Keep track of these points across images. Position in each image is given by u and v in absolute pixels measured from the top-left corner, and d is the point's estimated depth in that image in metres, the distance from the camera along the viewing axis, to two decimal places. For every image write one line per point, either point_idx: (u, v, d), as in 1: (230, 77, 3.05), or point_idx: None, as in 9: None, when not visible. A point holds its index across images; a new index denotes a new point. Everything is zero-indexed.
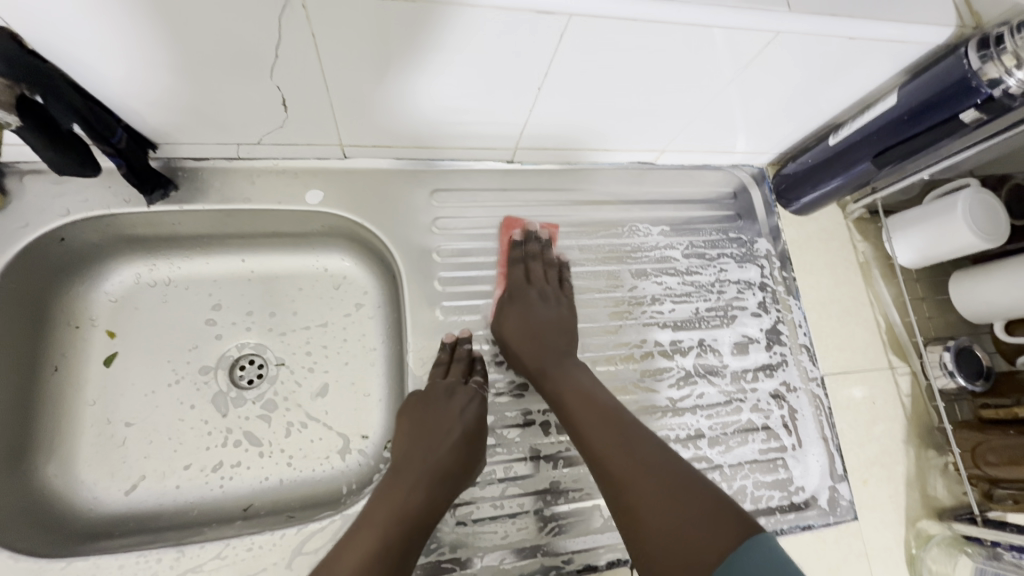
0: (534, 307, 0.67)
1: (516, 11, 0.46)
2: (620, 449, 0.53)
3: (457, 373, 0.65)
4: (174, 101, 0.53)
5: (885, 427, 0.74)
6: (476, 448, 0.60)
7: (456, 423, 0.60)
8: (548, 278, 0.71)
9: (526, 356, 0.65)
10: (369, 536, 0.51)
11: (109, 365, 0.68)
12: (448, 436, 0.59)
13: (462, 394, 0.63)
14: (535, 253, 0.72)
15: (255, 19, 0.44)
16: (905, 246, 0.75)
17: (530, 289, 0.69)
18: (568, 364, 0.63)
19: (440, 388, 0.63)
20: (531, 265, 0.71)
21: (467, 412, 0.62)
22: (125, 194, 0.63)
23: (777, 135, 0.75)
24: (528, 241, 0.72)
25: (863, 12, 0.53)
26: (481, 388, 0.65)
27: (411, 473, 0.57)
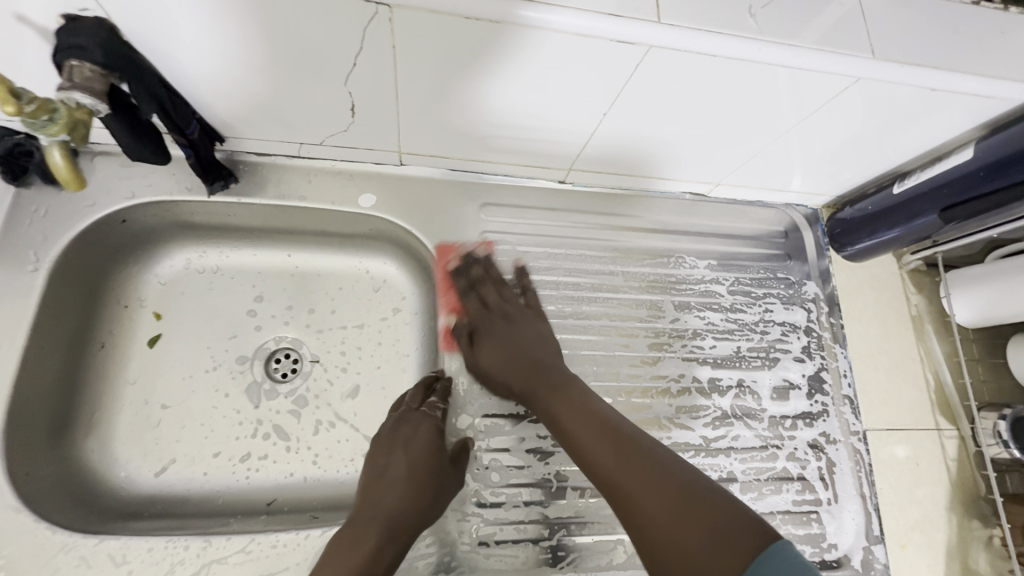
0: (503, 330, 0.65)
1: (595, 39, 0.46)
2: (618, 461, 0.51)
3: (412, 401, 0.64)
4: (248, 98, 0.54)
5: (928, 491, 0.71)
6: (430, 482, 0.58)
7: (404, 457, 0.59)
8: (505, 296, 0.68)
9: (512, 379, 0.62)
10: None
11: (152, 346, 0.69)
12: (396, 473, 0.58)
13: (409, 425, 0.61)
14: (480, 275, 0.69)
15: (339, 26, 0.45)
16: (964, 304, 0.72)
17: (493, 315, 0.66)
18: (557, 376, 0.60)
19: (390, 423, 0.62)
20: (483, 291, 0.68)
21: (415, 442, 0.60)
22: (188, 182, 0.64)
23: (836, 178, 0.73)
24: (467, 265, 0.69)
25: (949, 65, 0.51)
26: (436, 411, 0.63)
27: (361, 520, 0.54)
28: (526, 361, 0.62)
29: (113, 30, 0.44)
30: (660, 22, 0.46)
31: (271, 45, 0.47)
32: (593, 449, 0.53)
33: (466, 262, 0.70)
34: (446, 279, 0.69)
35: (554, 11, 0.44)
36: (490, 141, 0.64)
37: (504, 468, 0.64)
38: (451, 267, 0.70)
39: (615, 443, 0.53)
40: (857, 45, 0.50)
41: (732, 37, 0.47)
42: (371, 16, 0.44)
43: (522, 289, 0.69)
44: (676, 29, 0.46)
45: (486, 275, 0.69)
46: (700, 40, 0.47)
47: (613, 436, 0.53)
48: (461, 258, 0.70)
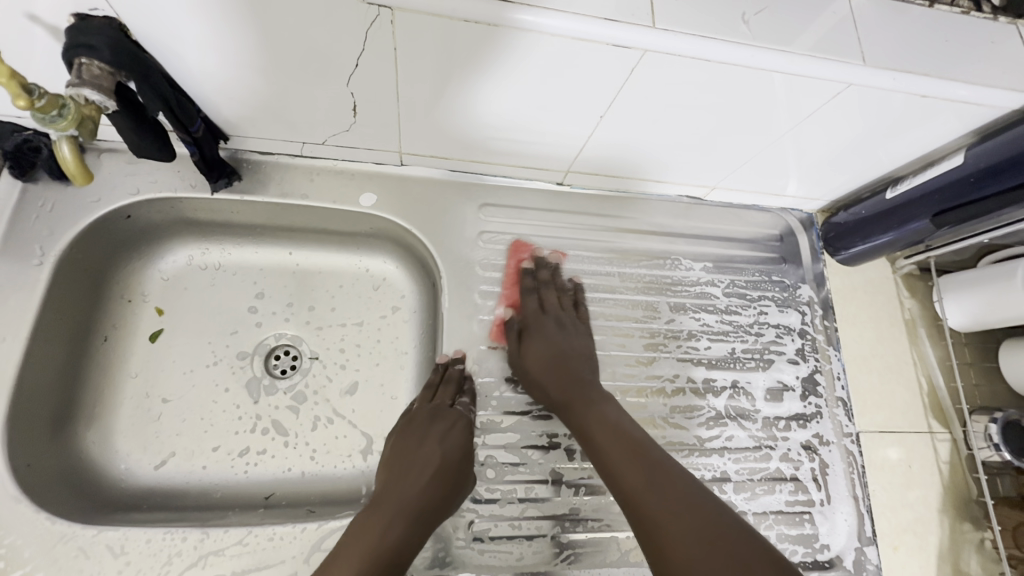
0: (554, 335, 0.67)
1: (592, 44, 0.47)
2: (650, 487, 0.52)
3: (445, 396, 0.65)
4: (251, 97, 0.55)
5: (921, 493, 0.71)
6: (456, 478, 0.59)
7: (439, 449, 0.60)
8: (563, 305, 0.70)
9: (550, 386, 0.63)
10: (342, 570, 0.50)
11: (154, 341, 0.70)
12: (428, 464, 0.59)
13: (443, 419, 0.63)
14: (545, 278, 0.71)
15: (343, 28, 0.46)
16: (957, 308, 0.73)
17: (547, 318, 0.68)
18: (597, 394, 0.62)
19: (424, 413, 0.64)
20: (543, 294, 0.70)
21: (451, 437, 0.62)
22: (192, 179, 0.65)
23: (831, 183, 0.74)
24: (538, 266, 0.72)
25: (939, 72, 0.52)
26: (468, 412, 0.65)
27: (387, 507, 0.56)
28: (570, 374, 0.64)
29: (122, 29, 0.45)
30: (655, 27, 0.47)
31: (276, 46, 0.48)
32: (625, 472, 0.54)
33: (535, 263, 0.72)
34: (515, 276, 0.72)
35: (553, 16, 0.45)
36: (491, 143, 0.65)
37: (500, 464, 0.64)
38: (525, 265, 0.72)
39: (649, 469, 0.53)
40: (848, 52, 0.51)
41: (727, 43, 0.48)
42: (373, 18, 0.45)
43: (577, 302, 0.71)
44: (672, 34, 0.47)
45: (552, 279, 0.71)
46: (696, 46, 0.48)
47: (646, 462, 0.54)
48: (534, 258, 0.72)
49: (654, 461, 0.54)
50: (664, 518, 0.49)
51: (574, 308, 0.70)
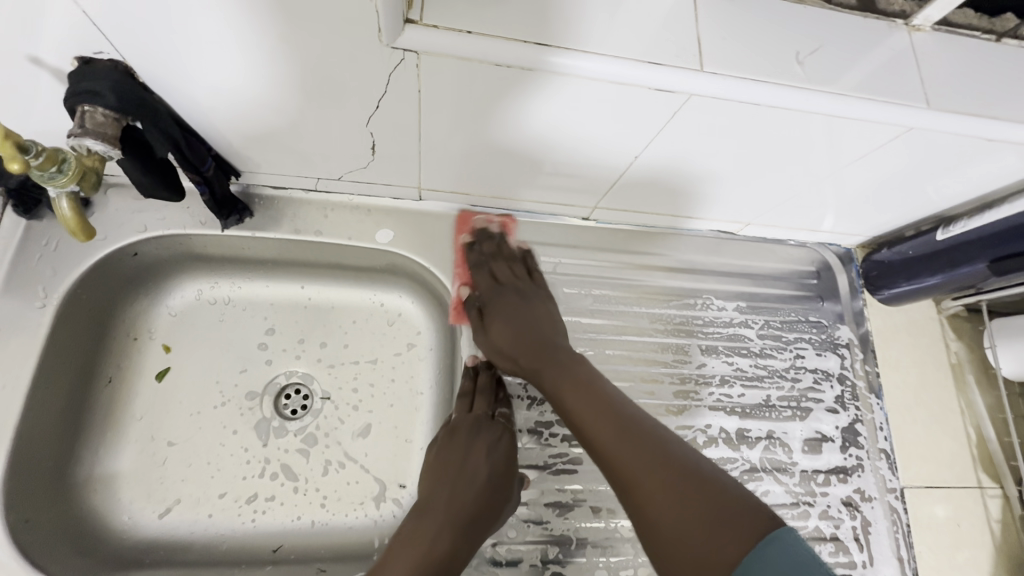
0: (513, 309, 0.63)
1: (631, 86, 0.44)
2: (619, 440, 0.50)
3: (483, 407, 0.63)
4: (266, 135, 0.52)
5: (971, 555, 0.66)
6: (505, 491, 0.58)
7: (487, 465, 0.58)
8: (518, 274, 0.67)
9: (518, 354, 0.61)
10: None
11: (160, 380, 0.67)
12: (479, 475, 0.57)
13: (486, 432, 0.61)
14: (490, 252, 0.68)
15: (363, 70, 0.43)
16: (1011, 357, 0.68)
17: (505, 290, 0.65)
18: (563, 354, 0.59)
19: (468, 423, 0.62)
20: (494, 267, 0.67)
21: (498, 450, 0.60)
22: (203, 216, 0.63)
23: (873, 220, 0.70)
24: (480, 240, 0.68)
25: (1007, 115, 0.48)
26: (508, 422, 0.63)
27: (437, 516, 0.54)
28: (533, 341, 0.61)
29: (128, 71, 0.42)
30: (702, 70, 0.43)
31: (296, 86, 0.45)
32: (596, 430, 0.52)
33: (478, 236, 0.69)
34: (461, 253, 0.68)
35: (593, 58, 0.42)
36: (514, 179, 0.61)
37: (521, 523, 0.60)
38: (466, 241, 0.68)
39: (621, 425, 0.51)
40: (910, 93, 0.47)
41: (778, 87, 0.44)
42: (397, 61, 0.42)
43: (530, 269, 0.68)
44: (718, 78, 0.43)
45: (498, 250, 0.68)
46: (745, 90, 0.44)
47: (617, 420, 0.51)
48: (474, 232, 0.69)
49: (625, 419, 0.51)
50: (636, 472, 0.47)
51: (528, 271, 0.67)
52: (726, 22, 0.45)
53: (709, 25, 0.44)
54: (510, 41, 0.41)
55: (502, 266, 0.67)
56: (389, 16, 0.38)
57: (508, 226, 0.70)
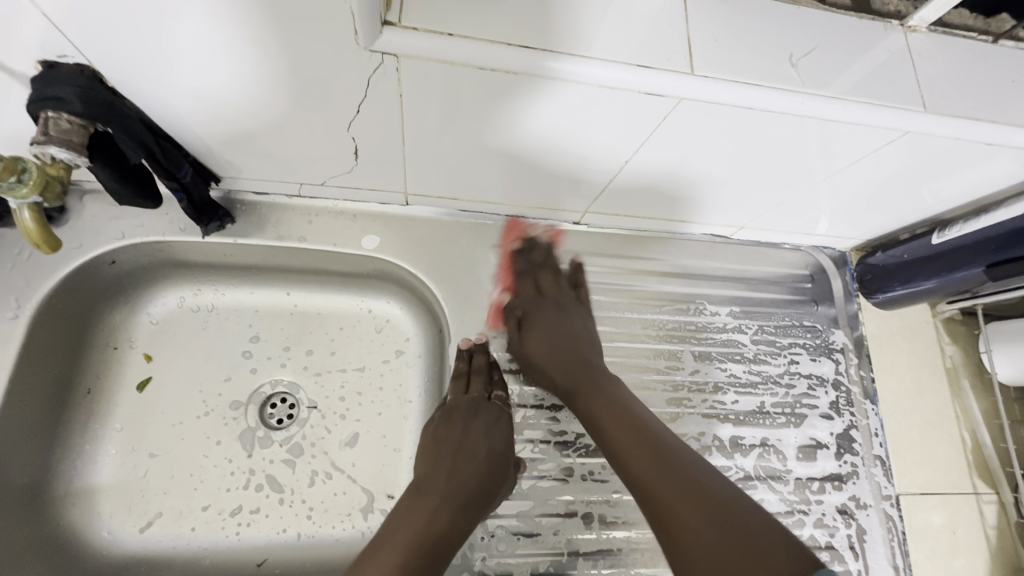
0: (554, 323, 0.63)
1: (622, 90, 0.42)
2: (656, 469, 0.49)
3: (478, 388, 0.62)
4: (245, 139, 0.51)
5: (966, 562, 0.66)
6: (503, 474, 0.57)
7: (486, 444, 0.58)
8: (561, 286, 0.67)
9: (554, 369, 0.61)
10: (389, 557, 0.48)
11: (142, 391, 0.66)
12: (477, 456, 0.56)
13: (484, 414, 0.60)
14: (539, 261, 0.68)
15: (341, 74, 0.42)
16: (1007, 361, 0.68)
17: (547, 302, 0.65)
18: (598, 374, 0.59)
19: (465, 405, 0.60)
20: (539, 276, 0.67)
21: (496, 431, 0.59)
22: (183, 222, 0.61)
23: (867, 223, 0.69)
24: (530, 248, 0.69)
25: (1003, 119, 0.47)
26: (505, 405, 0.62)
27: (434, 494, 0.53)
28: (569, 358, 0.61)
29: (95, 76, 0.41)
30: (693, 73, 0.42)
31: (274, 90, 0.44)
32: (631, 454, 0.51)
33: (527, 244, 0.69)
34: (507, 258, 0.68)
35: (579, 62, 0.40)
36: (521, 186, 0.60)
37: (511, 536, 0.59)
38: (515, 247, 0.69)
39: (657, 451, 0.50)
40: (907, 97, 0.46)
41: (773, 91, 0.43)
42: (377, 65, 0.40)
43: (576, 284, 0.68)
44: (710, 81, 0.42)
45: (545, 260, 0.69)
46: (738, 95, 0.43)
47: (653, 444, 0.51)
48: (524, 239, 0.69)
49: (661, 444, 0.51)
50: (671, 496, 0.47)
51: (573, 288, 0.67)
52: (719, 24, 0.44)
53: (701, 28, 0.43)
54: (494, 44, 0.39)
55: (546, 277, 0.67)
56: (365, 17, 0.36)
57: (557, 239, 0.70)
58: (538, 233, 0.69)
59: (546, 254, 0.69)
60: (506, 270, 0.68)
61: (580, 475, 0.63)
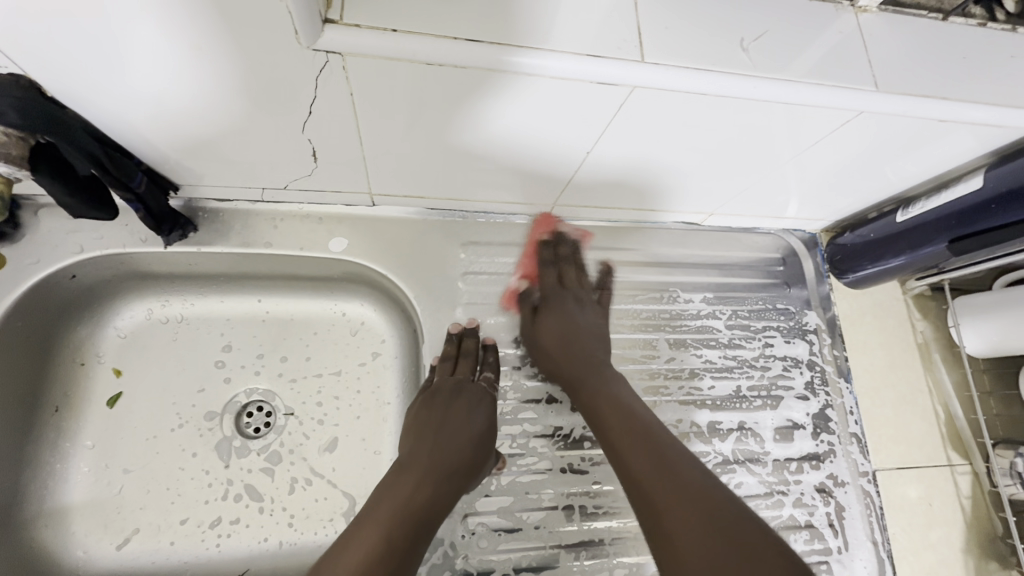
0: (572, 312, 0.65)
1: (573, 81, 0.42)
2: (653, 470, 0.50)
3: (466, 369, 0.62)
4: (198, 145, 0.50)
5: (942, 533, 0.67)
6: (486, 449, 0.58)
7: (468, 422, 0.58)
8: (583, 282, 0.68)
9: (564, 363, 0.62)
10: (372, 531, 0.48)
11: (112, 406, 0.65)
12: (459, 433, 0.57)
13: (465, 398, 0.60)
14: (566, 255, 0.69)
15: (287, 75, 0.41)
16: (974, 335, 0.69)
17: (567, 294, 0.66)
18: (605, 372, 0.61)
19: (447, 388, 0.61)
20: (564, 269, 0.68)
21: (478, 410, 0.60)
22: (143, 232, 0.60)
23: (834, 204, 0.69)
24: (558, 242, 0.69)
25: (955, 95, 0.48)
26: (490, 386, 0.63)
27: (417, 470, 0.54)
28: (581, 353, 0.62)
29: (32, 86, 0.40)
30: (644, 61, 0.42)
31: (219, 94, 0.43)
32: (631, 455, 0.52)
33: (559, 238, 0.70)
34: (536, 246, 0.69)
35: (528, 54, 0.40)
36: (496, 182, 0.60)
37: (492, 533, 0.59)
38: (543, 238, 0.69)
39: (659, 455, 0.51)
40: (858, 76, 0.46)
41: (724, 75, 0.43)
42: (322, 65, 0.40)
43: (601, 285, 0.69)
44: (661, 69, 0.42)
45: (573, 256, 0.69)
46: (691, 81, 0.43)
47: (655, 449, 0.52)
48: (556, 233, 0.69)
49: (664, 449, 0.52)
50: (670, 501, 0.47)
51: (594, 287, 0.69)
52: (668, 11, 0.43)
53: (650, 15, 0.43)
54: (442, 39, 0.39)
55: (573, 271, 0.68)
56: (303, 16, 0.35)
57: (586, 240, 0.70)
58: (573, 230, 0.70)
59: (565, 247, 0.69)
60: (529, 256, 0.69)
61: (559, 468, 0.63)
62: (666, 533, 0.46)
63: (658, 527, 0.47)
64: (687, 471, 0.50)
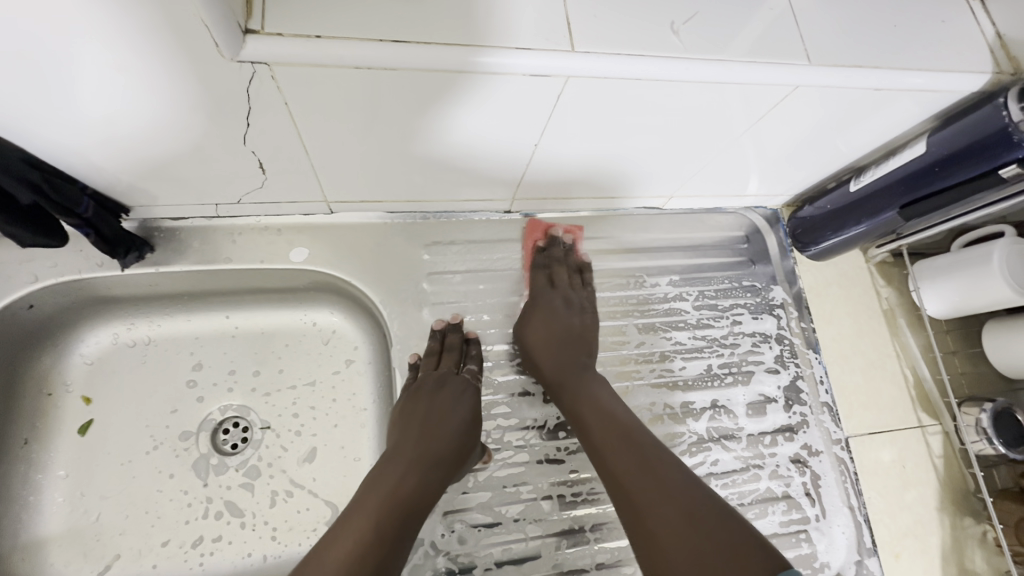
0: (557, 311, 0.65)
1: (506, 75, 0.42)
2: (634, 467, 0.51)
3: (450, 363, 0.63)
4: (144, 167, 0.50)
5: (917, 493, 0.69)
6: (472, 436, 0.58)
7: (455, 412, 0.59)
8: (574, 282, 0.69)
9: (553, 362, 0.62)
10: (360, 523, 0.48)
11: (84, 434, 0.64)
12: (445, 423, 0.57)
13: (450, 389, 0.60)
14: (559, 256, 0.70)
15: (220, 91, 0.41)
16: (934, 296, 0.70)
17: (555, 294, 0.67)
18: (585, 376, 0.61)
19: (431, 381, 0.61)
20: (555, 270, 0.69)
21: (463, 401, 0.60)
22: (99, 257, 0.60)
23: (790, 178, 0.70)
24: (551, 245, 0.70)
25: (889, 63, 0.49)
26: (475, 379, 0.63)
27: (404, 459, 0.54)
28: (569, 351, 0.63)
29: None
30: (574, 51, 0.42)
31: (154, 115, 0.42)
32: (613, 453, 0.53)
33: (552, 241, 0.71)
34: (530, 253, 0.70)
35: (457, 50, 0.40)
36: (451, 183, 0.60)
37: (472, 529, 0.59)
38: (539, 244, 0.71)
39: (639, 452, 0.52)
40: (791, 51, 0.47)
41: (657, 59, 0.44)
42: (250, 75, 0.39)
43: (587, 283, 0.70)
44: (593, 57, 0.42)
45: (565, 257, 0.70)
46: (624, 66, 0.43)
47: (637, 449, 0.52)
48: (549, 237, 0.71)
49: (645, 447, 0.53)
50: (650, 496, 0.48)
51: (586, 284, 0.69)
52: None
53: (579, 5, 0.43)
54: (367, 42, 0.39)
55: (563, 271, 0.69)
56: (220, 27, 0.35)
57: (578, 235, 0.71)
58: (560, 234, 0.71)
59: (551, 250, 0.70)
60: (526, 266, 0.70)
61: (536, 460, 0.63)
62: (647, 525, 0.47)
63: (640, 524, 0.48)
64: (667, 466, 0.51)
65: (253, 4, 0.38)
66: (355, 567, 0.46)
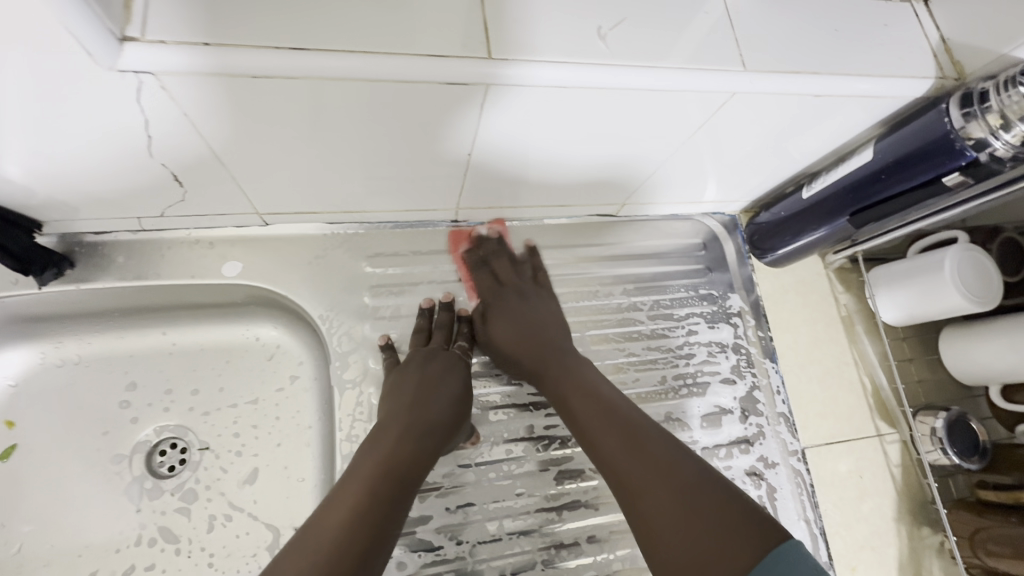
0: (516, 307, 0.64)
1: (420, 83, 0.40)
2: (625, 451, 0.49)
3: (439, 340, 0.63)
4: (48, 183, 0.47)
5: (875, 504, 0.68)
6: (462, 404, 0.58)
7: (446, 388, 0.58)
8: (519, 271, 0.67)
9: (525, 355, 0.61)
10: (350, 491, 0.47)
11: (6, 460, 0.61)
12: (436, 392, 0.57)
13: (439, 361, 0.61)
14: (492, 251, 0.67)
15: (112, 104, 0.38)
16: (890, 303, 0.69)
17: (507, 290, 0.65)
18: (569, 357, 0.60)
19: (419, 356, 0.60)
20: (495, 265, 0.67)
21: (451, 373, 0.60)
22: (13, 274, 0.57)
23: (747, 184, 0.69)
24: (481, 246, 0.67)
25: (828, 70, 0.47)
26: (465, 354, 0.63)
27: (395, 427, 0.54)
28: (538, 341, 0.61)
29: None
30: (492, 58, 0.40)
31: (43, 130, 0.40)
32: (602, 438, 0.51)
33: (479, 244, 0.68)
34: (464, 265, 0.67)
35: (365, 60, 0.38)
36: (391, 191, 0.57)
37: (413, 554, 0.57)
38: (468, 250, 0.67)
39: (629, 433, 0.51)
40: (725, 57, 0.45)
41: (575, 66, 0.42)
42: (138, 86, 0.37)
43: (534, 268, 0.67)
44: (512, 64, 0.40)
45: (500, 249, 0.67)
46: (543, 73, 0.41)
47: (625, 430, 0.51)
48: (475, 241, 0.68)
49: (634, 428, 0.51)
50: (645, 481, 0.46)
51: (535, 267, 0.67)
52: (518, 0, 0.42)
53: (497, 9, 0.41)
54: (264, 49, 0.36)
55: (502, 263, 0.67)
56: (92, 37, 0.33)
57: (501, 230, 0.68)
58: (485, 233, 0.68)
59: (482, 248, 0.67)
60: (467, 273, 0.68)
61: (483, 479, 0.61)
62: (641, 509, 0.45)
63: (635, 508, 0.46)
64: (659, 446, 0.49)
65: (135, 9, 0.35)
66: (351, 528, 0.44)
